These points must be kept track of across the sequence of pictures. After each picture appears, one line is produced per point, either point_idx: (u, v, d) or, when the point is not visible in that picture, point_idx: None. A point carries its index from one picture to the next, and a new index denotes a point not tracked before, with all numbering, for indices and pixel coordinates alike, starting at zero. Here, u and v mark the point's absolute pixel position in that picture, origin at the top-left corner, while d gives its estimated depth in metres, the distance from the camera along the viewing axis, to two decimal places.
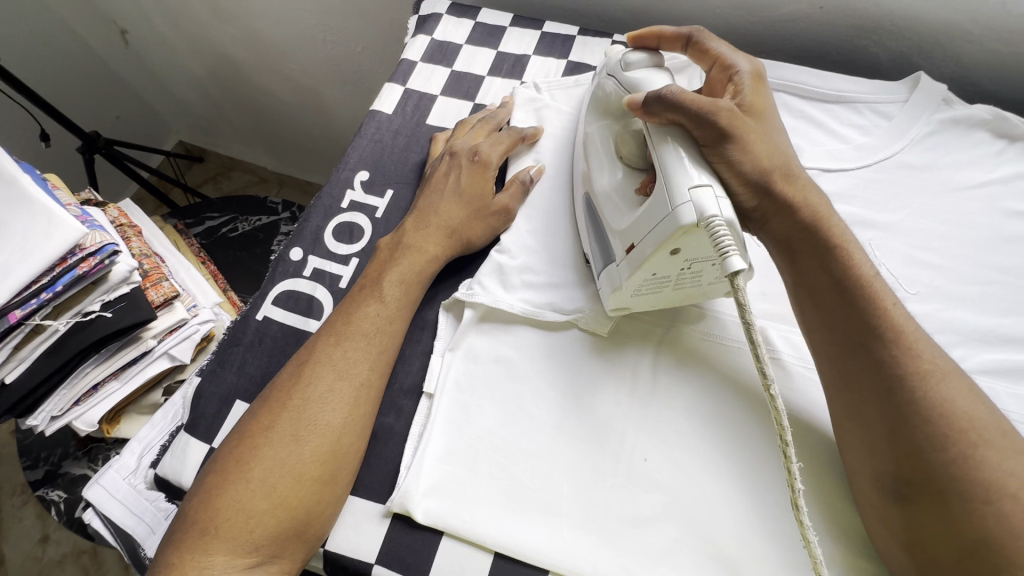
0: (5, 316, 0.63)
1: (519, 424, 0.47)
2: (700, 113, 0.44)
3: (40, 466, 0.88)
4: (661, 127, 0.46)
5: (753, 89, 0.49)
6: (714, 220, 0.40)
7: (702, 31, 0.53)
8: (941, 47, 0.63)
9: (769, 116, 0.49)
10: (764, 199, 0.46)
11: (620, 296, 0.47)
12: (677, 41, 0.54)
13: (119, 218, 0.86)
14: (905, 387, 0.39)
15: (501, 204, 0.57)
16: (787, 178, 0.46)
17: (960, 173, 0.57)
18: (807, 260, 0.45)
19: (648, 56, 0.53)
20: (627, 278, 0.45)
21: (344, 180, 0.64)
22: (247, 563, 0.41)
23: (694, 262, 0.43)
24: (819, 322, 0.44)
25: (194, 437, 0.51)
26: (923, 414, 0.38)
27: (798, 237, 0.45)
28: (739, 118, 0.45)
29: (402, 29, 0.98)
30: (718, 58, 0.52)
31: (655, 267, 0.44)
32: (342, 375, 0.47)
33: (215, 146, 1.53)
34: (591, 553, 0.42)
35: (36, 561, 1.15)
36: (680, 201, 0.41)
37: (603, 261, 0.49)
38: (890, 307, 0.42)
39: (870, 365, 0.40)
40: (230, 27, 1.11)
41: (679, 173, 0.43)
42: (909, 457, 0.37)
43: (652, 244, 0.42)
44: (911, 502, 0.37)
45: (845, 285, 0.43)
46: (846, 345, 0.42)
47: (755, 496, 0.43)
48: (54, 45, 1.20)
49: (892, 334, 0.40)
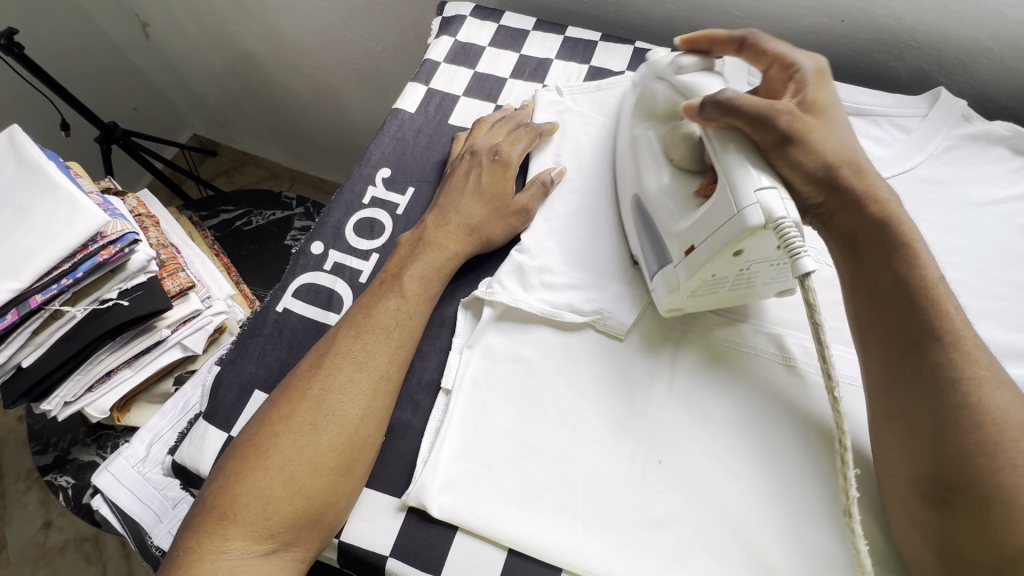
0: (26, 300, 0.64)
1: (536, 422, 0.48)
2: (760, 117, 0.44)
3: (49, 451, 0.89)
4: (718, 130, 0.46)
5: (815, 86, 0.48)
6: (783, 222, 0.40)
7: (756, 33, 0.51)
8: (961, 64, 0.63)
9: (833, 112, 0.48)
10: (831, 194, 0.46)
11: (677, 296, 0.48)
12: (729, 44, 0.52)
13: (137, 208, 0.86)
14: (958, 392, 0.39)
15: (521, 204, 0.58)
16: (856, 173, 0.46)
17: (978, 188, 0.57)
18: (870, 257, 0.44)
19: (700, 59, 0.53)
20: (686, 279, 0.46)
21: (366, 176, 0.65)
22: (264, 549, 0.42)
23: (753, 263, 0.44)
24: (870, 321, 0.44)
25: (212, 426, 0.52)
26: (971, 419, 0.38)
27: (863, 234, 0.45)
28: (800, 119, 0.45)
29: (422, 31, 0.99)
30: (777, 57, 0.50)
31: (716, 268, 0.44)
32: (362, 366, 0.48)
33: (229, 140, 1.55)
34: (604, 552, 0.42)
35: (38, 547, 1.16)
36: (746, 203, 0.41)
37: (656, 261, 0.50)
38: (951, 311, 0.42)
39: (922, 367, 0.40)
40: (252, 23, 1.12)
41: (742, 176, 0.43)
42: (954, 461, 0.38)
43: (716, 246, 0.43)
44: (949, 505, 0.37)
45: (908, 284, 0.43)
46: (899, 347, 0.42)
47: (772, 503, 0.44)
48: (76, 36, 1.21)
49: (950, 338, 0.41)
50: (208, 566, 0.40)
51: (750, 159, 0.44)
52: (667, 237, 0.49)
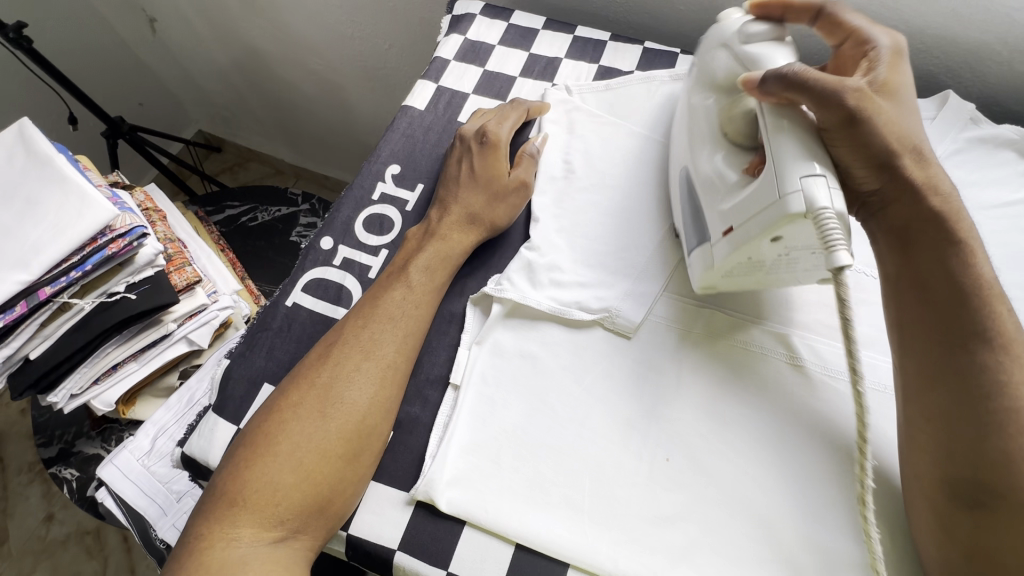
0: (35, 292, 0.64)
1: (544, 418, 0.48)
2: (825, 94, 0.42)
3: (54, 444, 0.89)
4: (778, 107, 0.44)
5: (889, 66, 0.46)
6: (824, 213, 0.38)
7: (836, 5, 0.51)
8: (969, 67, 0.64)
9: (903, 94, 0.46)
10: (890, 184, 0.44)
11: (713, 274, 0.48)
12: (807, 12, 0.51)
13: (145, 202, 0.86)
14: (1002, 395, 0.39)
15: (519, 179, 0.59)
16: (918, 162, 0.45)
17: (986, 192, 0.57)
18: (922, 252, 0.44)
19: (769, 28, 0.51)
20: (723, 258, 0.46)
21: (375, 172, 0.65)
22: (273, 537, 0.42)
23: (793, 251, 0.43)
24: (915, 318, 0.43)
25: (222, 418, 0.52)
26: (1012, 423, 0.38)
27: (917, 226, 0.44)
28: (868, 99, 0.43)
29: (431, 29, 0.99)
30: (853, 32, 0.49)
31: (753, 251, 0.44)
32: (369, 355, 0.48)
33: (234, 136, 1.55)
34: (611, 548, 0.43)
35: (40, 539, 1.16)
36: (790, 188, 0.40)
37: (698, 237, 0.50)
38: (999, 311, 0.41)
39: (971, 368, 0.40)
40: (260, 19, 1.12)
41: (789, 158, 0.41)
42: (993, 466, 0.38)
43: (753, 230, 0.42)
44: (984, 508, 0.38)
45: (958, 282, 0.42)
46: (945, 345, 0.41)
47: (779, 500, 0.44)
48: (84, 30, 1.21)
49: (997, 337, 0.40)
50: (218, 553, 0.40)
51: (807, 141, 0.42)
52: (708, 213, 0.48)
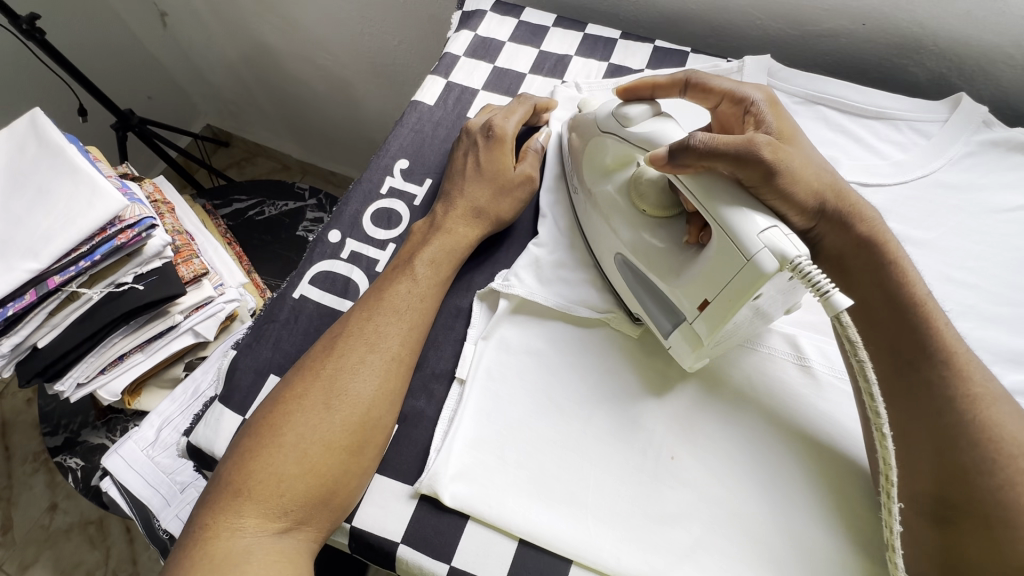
0: (44, 280, 0.64)
1: (548, 414, 0.48)
2: (740, 155, 0.43)
3: (60, 433, 0.89)
4: (698, 176, 0.44)
5: (774, 115, 0.50)
6: (799, 260, 0.38)
7: (697, 73, 0.53)
8: (981, 70, 0.63)
9: (800, 140, 0.50)
10: (819, 219, 0.47)
11: (702, 351, 0.45)
12: (674, 86, 0.53)
13: (153, 194, 0.87)
14: (954, 409, 0.40)
15: (524, 173, 0.59)
16: (840, 196, 0.46)
17: (997, 195, 0.57)
18: (859, 278, 0.46)
19: (648, 107, 0.51)
20: (706, 335, 0.44)
21: (384, 167, 0.65)
22: (277, 527, 0.42)
23: (769, 301, 0.42)
24: (868, 338, 0.45)
25: (228, 409, 0.52)
26: (971, 437, 0.39)
27: (849, 255, 0.46)
28: (780, 149, 0.44)
29: (440, 26, 0.99)
30: (726, 93, 0.51)
31: (737, 317, 0.42)
32: (373, 347, 0.48)
33: (243, 131, 1.56)
34: (615, 545, 0.43)
35: (43, 529, 1.17)
36: (754, 249, 0.39)
37: (668, 318, 0.48)
38: (941, 327, 0.43)
39: (917, 385, 0.42)
40: (270, 15, 1.12)
41: (740, 220, 0.41)
42: (954, 479, 0.38)
43: (733, 296, 0.41)
44: (952, 523, 0.38)
45: (900, 303, 0.44)
46: (897, 363, 0.43)
47: (783, 501, 0.44)
48: (96, 23, 1.22)
49: (943, 355, 0.42)
50: (223, 542, 0.41)
51: (737, 197, 0.43)
52: (673, 293, 0.47)
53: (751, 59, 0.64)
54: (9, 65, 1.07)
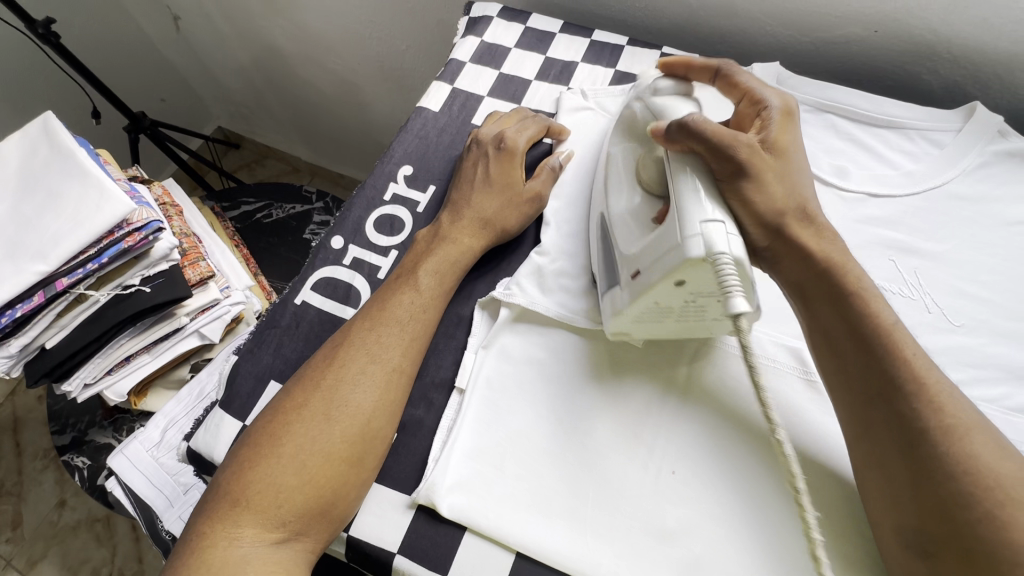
0: (52, 282, 0.65)
1: (548, 426, 0.48)
2: (719, 144, 0.44)
3: (67, 432, 0.90)
4: (680, 154, 0.46)
5: (780, 126, 0.49)
6: (722, 258, 0.39)
7: (731, 64, 0.53)
8: (998, 77, 0.62)
9: (793, 154, 0.49)
10: (776, 239, 0.46)
11: (622, 318, 0.47)
12: (705, 71, 0.54)
13: (162, 197, 0.87)
14: (927, 441, 0.38)
15: (533, 190, 0.59)
16: (800, 220, 0.47)
17: (1012, 208, 0.55)
18: (819, 305, 0.45)
19: (677, 85, 0.53)
20: (629, 304, 0.45)
21: (388, 173, 0.65)
22: (274, 538, 0.42)
23: (698, 297, 0.42)
24: (837, 369, 0.43)
25: (228, 415, 0.53)
26: (946, 471, 0.37)
27: (810, 284, 0.45)
28: (758, 154, 0.45)
29: (448, 31, 0.99)
30: (747, 92, 0.51)
31: (658, 296, 0.43)
32: (375, 357, 0.48)
33: (253, 134, 1.57)
34: (613, 561, 0.42)
35: (51, 525, 1.18)
36: (690, 233, 0.40)
37: (607, 279, 0.50)
38: (911, 356, 0.41)
39: (890, 419, 0.40)
40: (280, 19, 1.13)
41: (693, 206, 0.42)
42: (932, 511, 0.36)
43: (659, 272, 0.42)
44: (937, 557, 0.36)
45: (863, 332, 0.42)
46: (863, 398, 0.41)
47: (783, 518, 0.43)
48: (110, 26, 1.24)
49: (913, 387, 0.40)
50: (220, 551, 0.40)
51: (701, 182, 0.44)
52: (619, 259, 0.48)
53: (759, 66, 0.63)
54: (24, 68, 1.10)
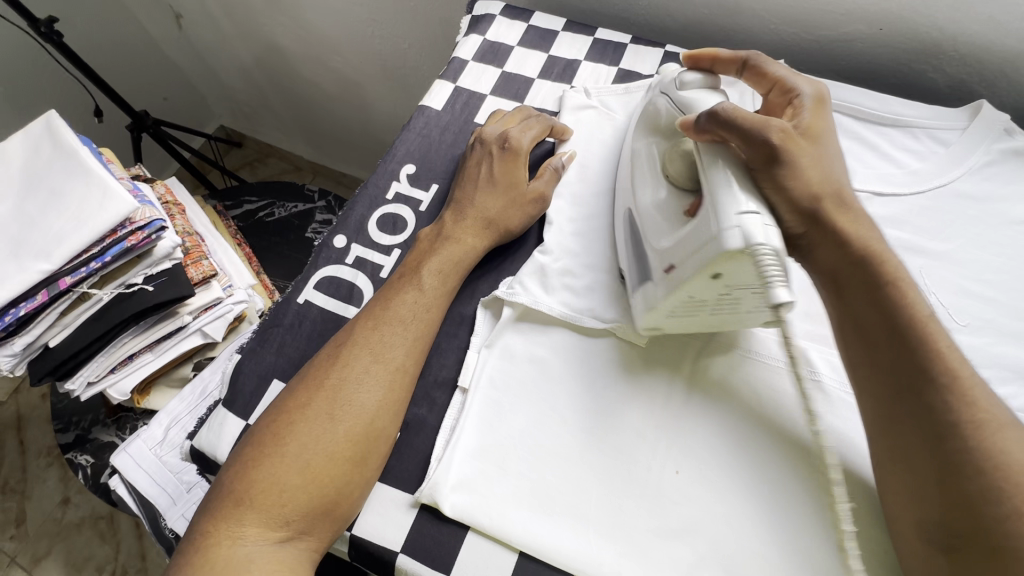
0: (56, 281, 0.65)
1: (552, 425, 0.48)
2: (752, 132, 0.44)
3: (71, 430, 0.91)
4: (710, 145, 0.46)
5: (813, 112, 0.49)
6: (761, 250, 0.39)
7: (758, 55, 0.53)
8: (1004, 75, 0.61)
9: (826, 141, 0.48)
10: (811, 225, 0.45)
11: (656, 314, 0.47)
12: (732, 63, 0.53)
13: (165, 195, 0.87)
14: (960, 435, 0.38)
15: (536, 190, 0.59)
16: (836, 207, 0.45)
17: (1018, 206, 0.55)
18: (853, 296, 0.44)
19: (704, 77, 0.52)
20: (664, 299, 0.45)
21: (390, 172, 0.65)
22: (278, 537, 0.42)
23: (735, 290, 0.42)
24: (866, 361, 0.43)
25: (231, 414, 0.53)
26: (975, 465, 0.37)
27: (845, 272, 0.44)
28: (792, 139, 0.45)
29: (450, 30, 0.99)
30: (778, 82, 0.51)
31: (693, 290, 0.43)
32: (378, 357, 0.48)
33: (255, 132, 1.57)
34: (616, 561, 0.42)
35: (55, 522, 1.19)
36: (727, 225, 0.40)
37: (639, 276, 0.49)
38: (944, 348, 0.41)
39: (920, 411, 0.39)
40: (282, 17, 1.13)
41: (727, 198, 0.41)
42: (959, 506, 0.36)
43: (693, 269, 0.42)
44: (959, 553, 0.36)
45: (896, 324, 0.42)
46: (893, 390, 0.41)
47: (787, 516, 0.43)
48: (113, 25, 1.24)
49: (947, 378, 0.39)
50: (223, 550, 0.41)
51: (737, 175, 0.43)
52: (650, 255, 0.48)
53: None
54: (27, 66, 1.10)
